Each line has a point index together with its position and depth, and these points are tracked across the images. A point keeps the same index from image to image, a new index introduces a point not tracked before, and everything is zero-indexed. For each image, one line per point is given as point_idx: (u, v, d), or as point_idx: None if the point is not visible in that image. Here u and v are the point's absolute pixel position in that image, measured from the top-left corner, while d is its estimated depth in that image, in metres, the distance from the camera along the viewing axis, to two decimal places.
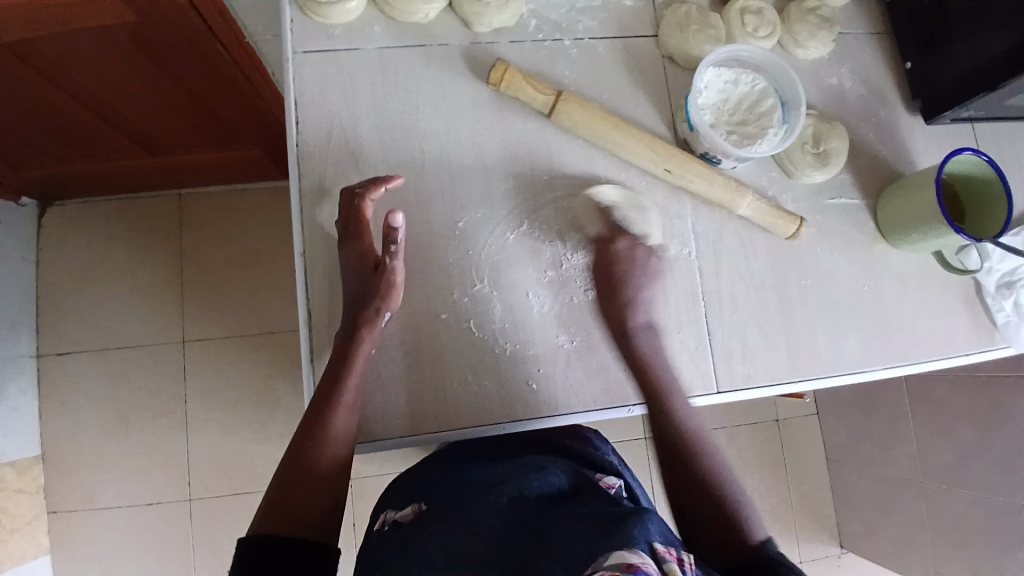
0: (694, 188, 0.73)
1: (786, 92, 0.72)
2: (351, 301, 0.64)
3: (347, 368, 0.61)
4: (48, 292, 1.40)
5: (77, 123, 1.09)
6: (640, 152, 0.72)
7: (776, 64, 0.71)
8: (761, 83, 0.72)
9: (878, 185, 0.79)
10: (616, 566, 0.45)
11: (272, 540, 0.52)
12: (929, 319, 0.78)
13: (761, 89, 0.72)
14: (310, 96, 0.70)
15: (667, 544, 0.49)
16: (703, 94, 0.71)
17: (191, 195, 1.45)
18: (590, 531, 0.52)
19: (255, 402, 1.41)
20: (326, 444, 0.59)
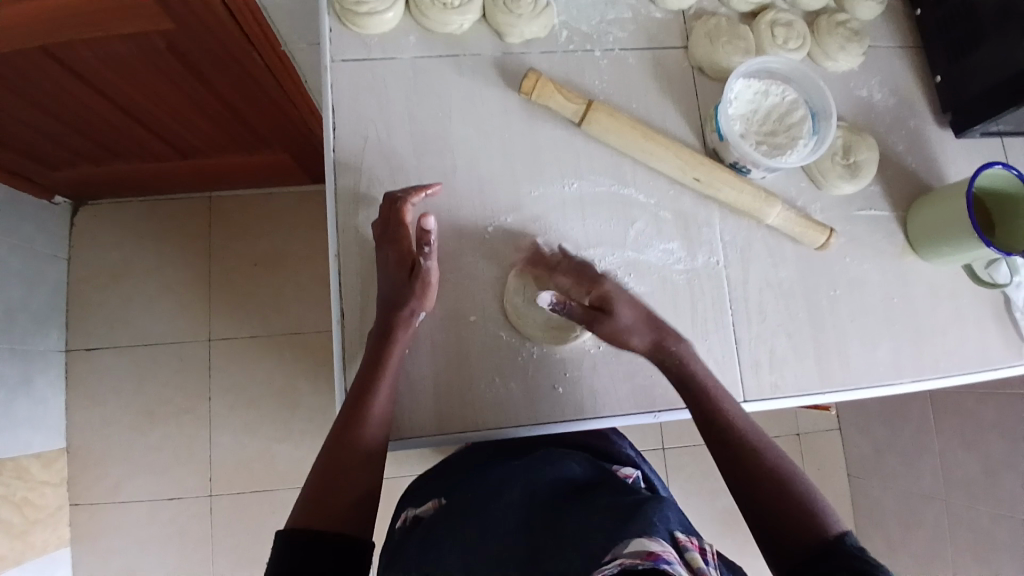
0: (724, 197, 0.73)
1: (816, 103, 0.72)
2: (386, 302, 0.65)
3: (380, 366, 0.63)
4: (79, 289, 1.44)
5: (112, 124, 1.12)
6: (669, 161, 0.73)
7: (808, 76, 0.72)
8: (791, 95, 0.72)
9: (907, 197, 0.79)
10: (636, 553, 0.46)
11: (318, 537, 0.53)
12: (959, 332, 0.77)
13: (792, 100, 0.72)
14: (347, 103, 0.72)
15: (686, 532, 0.52)
16: (732, 105, 0.71)
17: (219, 198, 1.49)
18: (610, 519, 0.54)
19: (278, 401, 1.44)
20: (360, 440, 0.61)
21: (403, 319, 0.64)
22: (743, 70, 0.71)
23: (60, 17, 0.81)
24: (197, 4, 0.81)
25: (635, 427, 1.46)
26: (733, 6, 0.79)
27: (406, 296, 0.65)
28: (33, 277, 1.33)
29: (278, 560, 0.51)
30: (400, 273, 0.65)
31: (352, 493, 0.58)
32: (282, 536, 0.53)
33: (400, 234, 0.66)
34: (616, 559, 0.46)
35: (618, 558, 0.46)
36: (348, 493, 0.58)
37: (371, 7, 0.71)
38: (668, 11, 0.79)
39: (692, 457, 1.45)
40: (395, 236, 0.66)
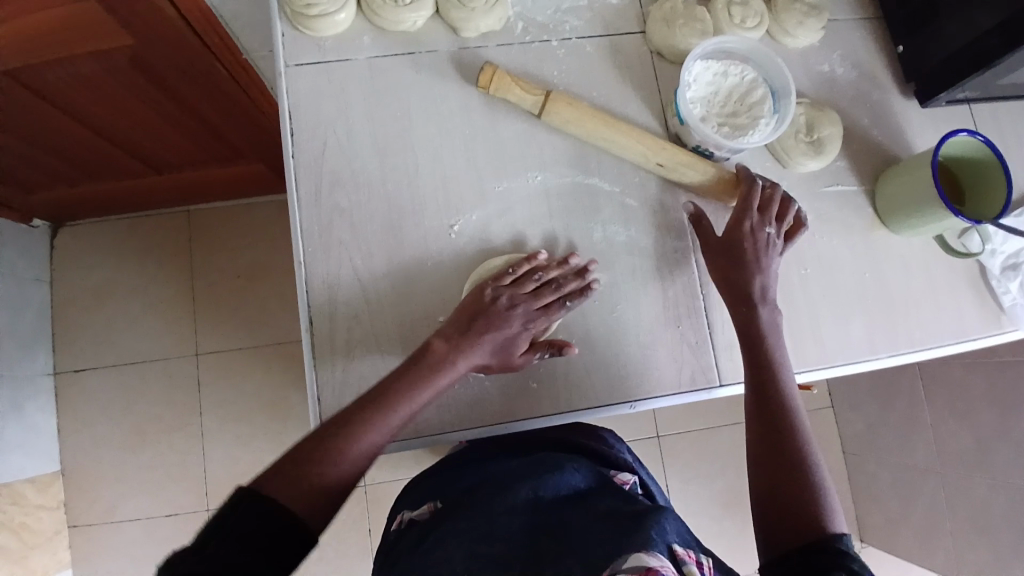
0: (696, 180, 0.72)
1: (776, 82, 0.72)
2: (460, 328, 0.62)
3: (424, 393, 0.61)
4: (64, 311, 1.42)
5: (85, 146, 1.12)
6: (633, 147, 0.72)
7: (765, 55, 0.71)
8: (750, 74, 0.72)
9: (875, 170, 0.79)
10: (635, 569, 0.46)
11: (281, 515, 0.50)
12: (934, 304, 0.77)
13: (751, 79, 0.72)
14: (304, 108, 0.71)
15: (685, 546, 0.53)
16: (692, 87, 0.71)
17: (199, 212, 1.48)
18: (611, 529, 0.55)
19: (270, 411, 1.43)
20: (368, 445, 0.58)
21: (469, 356, 0.62)
22: (701, 47, 0.70)
23: (23, 39, 0.81)
24: (153, 16, 0.80)
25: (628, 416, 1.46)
26: None
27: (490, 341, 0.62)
28: (15, 302, 1.31)
29: (230, 518, 0.48)
30: (496, 312, 0.63)
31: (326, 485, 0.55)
32: (245, 495, 0.50)
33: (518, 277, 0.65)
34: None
35: (619, 574, 0.47)
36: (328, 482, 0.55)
37: (321, 9, 0.70)
38: None
39: (687, 444, 1.45)
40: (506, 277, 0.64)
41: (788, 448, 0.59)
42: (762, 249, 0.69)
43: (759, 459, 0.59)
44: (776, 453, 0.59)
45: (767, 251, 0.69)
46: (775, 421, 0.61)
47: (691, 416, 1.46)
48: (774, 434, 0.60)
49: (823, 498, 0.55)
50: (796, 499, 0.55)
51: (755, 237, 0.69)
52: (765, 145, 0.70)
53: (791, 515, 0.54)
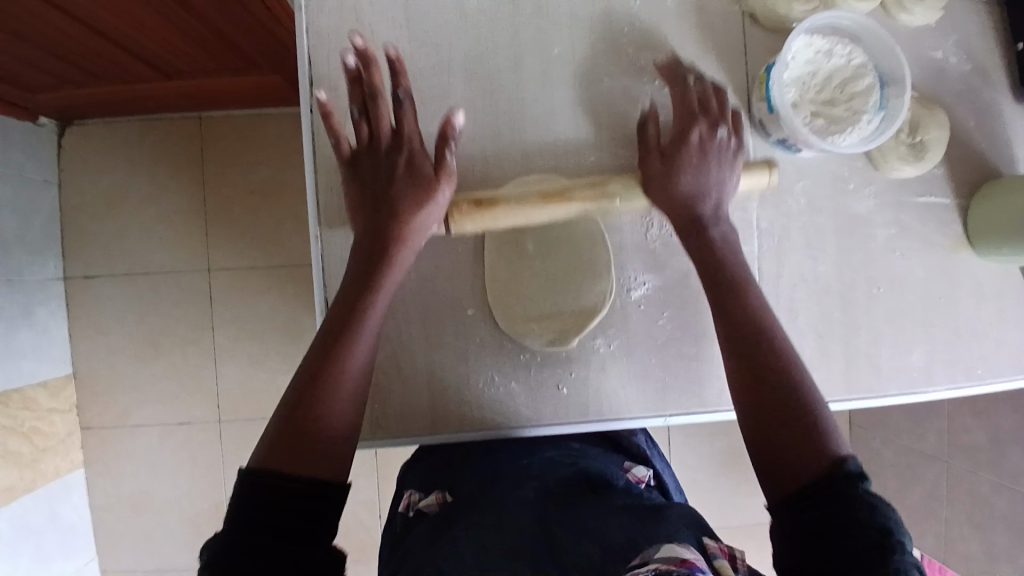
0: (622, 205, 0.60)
1: (888, 70, 0.61)
2: (371, 199, 0.56)
3: (386, 262, 0.55)
4: (72, 216, 1.37)
5: (90, 50, 1.01)
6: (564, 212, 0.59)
7: (881, 37, 0.60)
8: (858, 57, 0.61)
9: (971, 182, 0.69)
10: (669, 559, 0.41)
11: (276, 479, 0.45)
12: (1004, 335, 0.70)
13: (859, 64, 0.61)
14: (328, 52, 0.61)
15: (715, 540, 0.48)
16: (788, 67, 0.60)
17: (210, 120, 1.38)
18: (632, 522, 0.50)
19: (279, 333, 1.40)
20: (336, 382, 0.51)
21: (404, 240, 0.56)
22: (805, 21, 0.59)
23: None
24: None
25: None
26: None
27: (404, 183, 0.56)
28: (22, 205, 1.26)
29: (235, 506, 0.44)
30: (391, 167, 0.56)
31: (332, 428, 0.50)
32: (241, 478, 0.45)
33: (376, 117, 0.55)
34: (645, 565, 0.42)
35: (652, 563, 0.41)
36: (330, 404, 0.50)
37: None
38: None
39: None
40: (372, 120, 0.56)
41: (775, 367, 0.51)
42: (711, 156, 0.58)
43: (745, 394, 0.51)
44: (763, 381, 0.51)
45: (717, 158, 0.58)
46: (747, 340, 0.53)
47: None
48: (757, 355, 0.52)
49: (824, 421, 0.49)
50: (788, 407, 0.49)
51: (706, 141, 0.58)
52: (861, 148, 0.61)
53: (791, 449, 0.48)
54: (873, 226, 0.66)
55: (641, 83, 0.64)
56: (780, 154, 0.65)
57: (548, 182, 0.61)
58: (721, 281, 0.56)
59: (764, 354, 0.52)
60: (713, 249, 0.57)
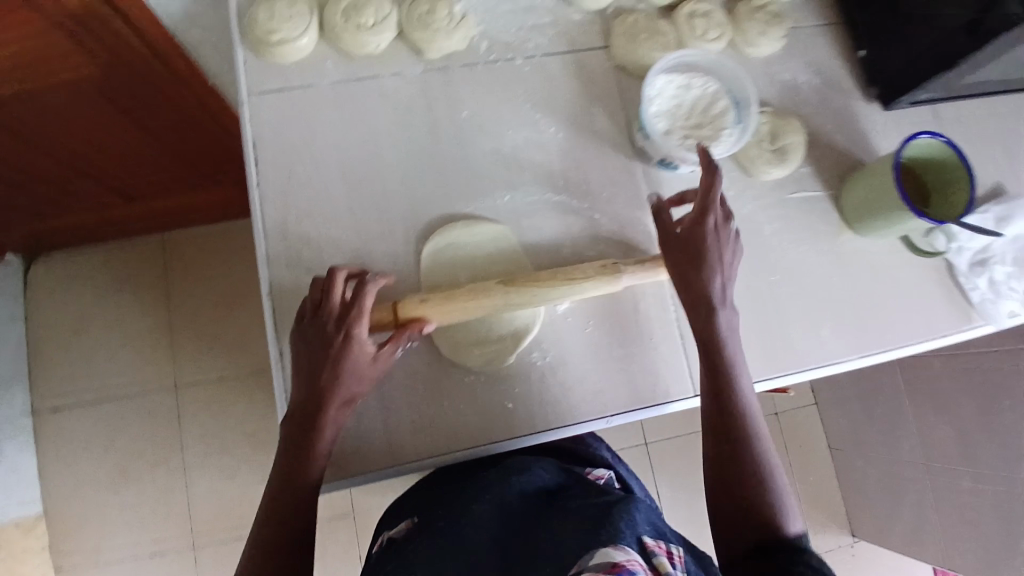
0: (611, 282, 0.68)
1: (738, 93, 0.73)
2: (310, 379, 0.60)
3: (318, 433, 0.60)
4: (39, 347, 1.37)
5: (54, 177, 1.09)
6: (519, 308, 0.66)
7: (725, 67, 0.73)
8: (713, 86, 0.73)
9: (840, 176, 0.80)
10: (601, 566, 0.44)
11: None
12: (904, 305, 0.78)
13: (714, 91, 0.73)
14: (268, 136, 0.71)
15: (655, 538, 0.51)
16: (655, 101, 0.72)
17: (173, 238, 1.44)
18: (581, 526, 0.52)
19: (252, 441, 1.39)
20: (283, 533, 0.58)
21: (331, 412, 0.60)
22: (660, 64, 0.72)
23: None
24: (105, 36, 0.77)
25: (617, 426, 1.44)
26: (651, 2, 0.79)
27: (336, 374, 0.60)
28: None
29: None
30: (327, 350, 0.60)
31: None
32: None
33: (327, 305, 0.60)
34: (582, 573, 0.44)
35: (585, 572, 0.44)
36: (293, 533, 0.58)
37: (284, 36, 0.70)
38: (587, 13, 0.78)
39: (678, 451, 1.44)
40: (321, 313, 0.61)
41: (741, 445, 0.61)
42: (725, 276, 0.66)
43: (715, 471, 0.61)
44: (738, 456, 0.61)
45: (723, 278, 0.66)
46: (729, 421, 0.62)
47: (679, 423, 1.45)
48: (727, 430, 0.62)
49: (779, 501, 0.59)
50: (754, 482, 0.59)
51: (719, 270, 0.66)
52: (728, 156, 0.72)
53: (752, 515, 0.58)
54: (760, 224, 0.76)
55: (541, 132, 0.75)
56: (667, 174, 0.75)
57: (466, 223, 0.70)
58: (714, 364, 0.64)
59: (739, 435, 0.62)
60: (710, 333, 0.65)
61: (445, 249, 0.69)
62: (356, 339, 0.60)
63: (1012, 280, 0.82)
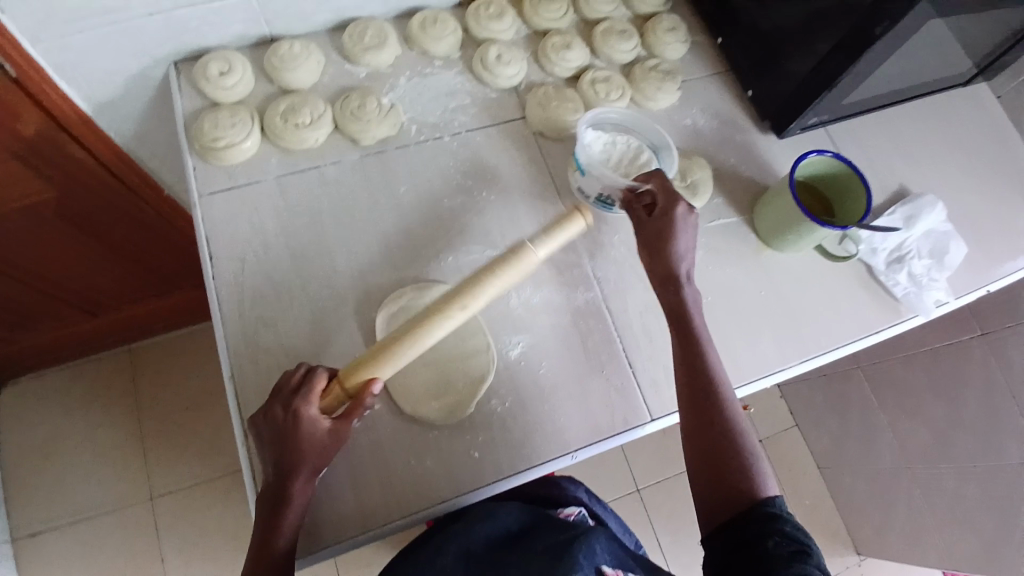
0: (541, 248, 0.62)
1: (657, 143, 0.82)
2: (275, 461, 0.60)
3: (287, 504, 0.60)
4: (12, 472, 1.33)
5: (16, 301, 1.10)
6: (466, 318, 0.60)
7: (644, 124, 0.82)
8: (635, 141, 0.82)
9: (751, 202, 0.88)
10: None
11: None
12: (831, 310, 0.84)
13: (636, 145, 0.82)
14: (220, 232, 0.75)
15: (612, 566, 0.55)
16: (588, 146, 0.80)
17: (140, 347, 1.45)
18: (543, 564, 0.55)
19: (236, 544, 1.35)
20: None
21: (297, 481, 0.60)
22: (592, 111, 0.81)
23: None
24: (63, 158, 0.85)
25: (605, 474, 1.41)
26: (558, 74, 0.89)
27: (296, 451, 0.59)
28: None
29: None
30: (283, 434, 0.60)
31: None
32: None
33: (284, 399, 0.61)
34: None
35: None
36: None
37: (229, 140, 0.77)
38: (503, 91, 0.87)
39: (669, 492, 1.42)
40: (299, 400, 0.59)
41: (717, 420, 0.62)
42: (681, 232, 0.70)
43: (695, 447, 0.62)
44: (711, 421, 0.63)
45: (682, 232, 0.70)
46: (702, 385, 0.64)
47: (665, 462, 1.44)
48: (702, 405, 0.63)
49: (753, 461, 0.60)
50: (727, 446, 0.61)
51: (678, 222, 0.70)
52: None
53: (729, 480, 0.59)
54: None
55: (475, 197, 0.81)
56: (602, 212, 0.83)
57: (415, 286, 0.75)
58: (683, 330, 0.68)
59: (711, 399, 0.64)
60: (678, 302, 0.69)
61: (397, 312, 0.74)
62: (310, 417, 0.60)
63: (931, 271, 0.90)
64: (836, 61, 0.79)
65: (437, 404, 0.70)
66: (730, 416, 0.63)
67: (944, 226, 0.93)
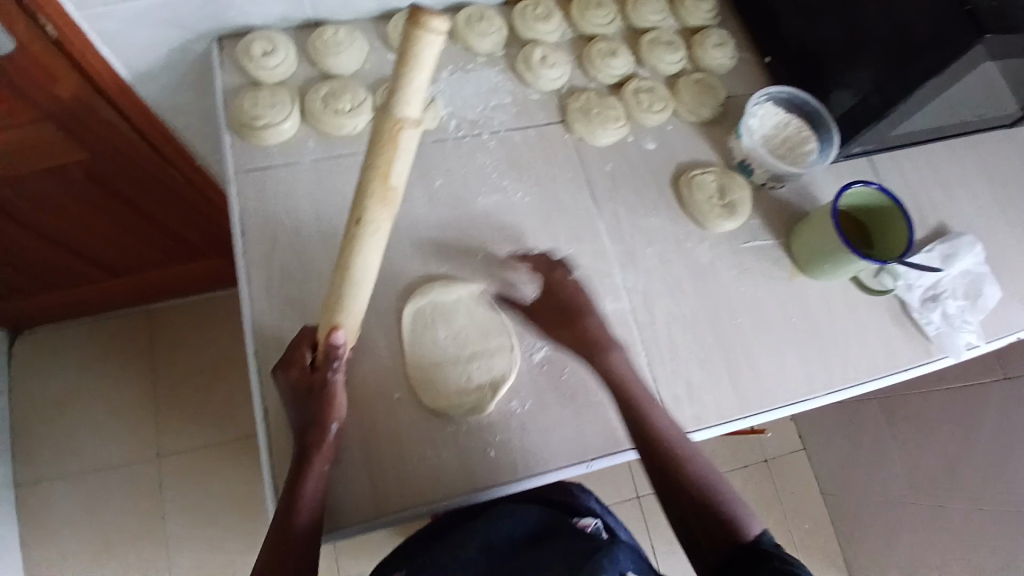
0: (405, 110, 0.40)
1: (825, 143, 0.87)
2: (302, 416, 0.62)
3: (314, 453, 0.62)
4: (20, 423, 1.35)
5: (40, 255, 1.11)
6: (386, 232, 0.46)
7: (820, 120, 0.87)
8: (805, 133, 0.87)
9: (788, 224, 0.86)
10: None
11: None
12: (860, 340, 0.83)
13: (805, 136, 0.87)
14: (253, 211, 0.76)
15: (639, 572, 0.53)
16: (756, 118, 0.86)
17: (158, 312, 1.46)
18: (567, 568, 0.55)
19: (237, 512, 1.36)
20: (295, 546, 0.59)
21: (325, 432, 0.62)
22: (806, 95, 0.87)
23: None
24: (92, 119, 0.84)
25: (605, 481, 1.41)
26: (602, 80, 0.88)
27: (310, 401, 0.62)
28: None
29: None
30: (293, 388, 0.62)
31: None
32: None
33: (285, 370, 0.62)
34: None
35: None
36: (310, 538, 0.60)
37: (268, 120, 0.77)
38: (544, 92, 0.86)
39: None
40: (290, 366, 0.62)
41: (680, 473, 0.62)
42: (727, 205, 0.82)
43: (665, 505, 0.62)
44: (673, 475, 0.62)
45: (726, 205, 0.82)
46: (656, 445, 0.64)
47: None
48: (660, 464, 0.63)
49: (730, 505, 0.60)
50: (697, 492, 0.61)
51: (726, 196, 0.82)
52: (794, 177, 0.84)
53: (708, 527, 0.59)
54: (718, 272, 0.81)
55: (509, 196, 0.81)
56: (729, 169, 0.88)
57: (443, 285, 0.75)
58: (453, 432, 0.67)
59: (665, 458, 0.63)
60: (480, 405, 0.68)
61: (425, 306, 0.74)
62: (309, 372, 0.61)
63: (965, 313, 0.88)
64: (887, 89, 0.78)
65: (456, 399, 0.70)
66: (695, 464, 0.63)
67: (979, 268, 0.91)
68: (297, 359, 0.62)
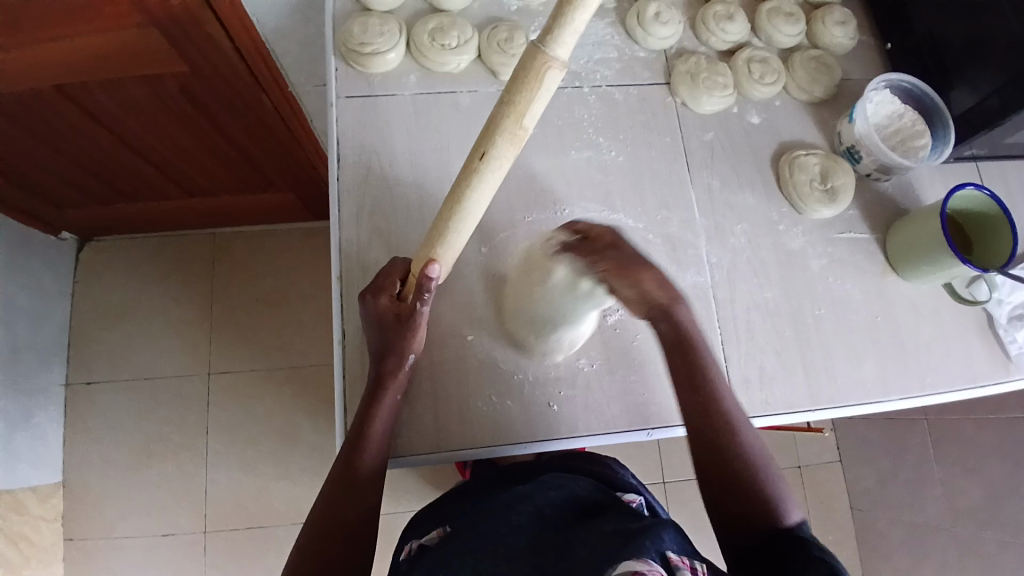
0: (557, 49, 0.38)
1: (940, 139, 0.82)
2: (381, 343, 0.64)
3: (387, 381, 0.63)
4: (82, 325, 1.42)
5: (125, 164, 1.15)
6: (506, 170, 0.44)
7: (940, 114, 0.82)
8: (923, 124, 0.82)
9: (885, 220, 0.83)
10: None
11: None
12: (943, 349, 0.79)
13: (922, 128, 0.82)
14: (349, 137, 0.76)
15: (681, 554, 0.50)
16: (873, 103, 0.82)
17: (224, 236, 1.50)
18: (609, 547, 0.51)
19: (274, 436, 1.41)
20: (361, 465, 0.61)
21: (399, 362, 0.63)
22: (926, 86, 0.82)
23: (76, 58, 0.82)
24: (209, 49, 0.85)
25: (636, 460, 1.41)
26: (713, 45, 0.84)
27: (390, 330, 0.63)
28: (38, 310, 1.31)
29: None
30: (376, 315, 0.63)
31: (348, 520, 0.60)
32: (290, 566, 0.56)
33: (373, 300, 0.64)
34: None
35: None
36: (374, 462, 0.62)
37: (375, 48, 0.77)
38: (651, 51, 0.84)
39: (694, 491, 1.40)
40: (379, 293, 0.63)
41: (726, 444, 0.62)
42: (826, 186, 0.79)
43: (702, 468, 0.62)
44: (721, 443, 0.62)
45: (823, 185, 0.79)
46: (705, 413, 0.63)
47: None
48: (704, 432, 0.62)
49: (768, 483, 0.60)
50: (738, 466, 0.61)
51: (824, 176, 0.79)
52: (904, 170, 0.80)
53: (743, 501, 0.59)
54: (806, 259, 0.79)
55: (603, 154, 0.79)
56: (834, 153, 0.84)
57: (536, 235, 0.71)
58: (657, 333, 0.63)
59: (714, 429, 0.62)
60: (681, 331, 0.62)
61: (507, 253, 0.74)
62: (394, 306, 0.62)
63: None
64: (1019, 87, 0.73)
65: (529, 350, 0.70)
66: (742, 438, 0.62)
67: None
68: (386, 288, 0.63)
